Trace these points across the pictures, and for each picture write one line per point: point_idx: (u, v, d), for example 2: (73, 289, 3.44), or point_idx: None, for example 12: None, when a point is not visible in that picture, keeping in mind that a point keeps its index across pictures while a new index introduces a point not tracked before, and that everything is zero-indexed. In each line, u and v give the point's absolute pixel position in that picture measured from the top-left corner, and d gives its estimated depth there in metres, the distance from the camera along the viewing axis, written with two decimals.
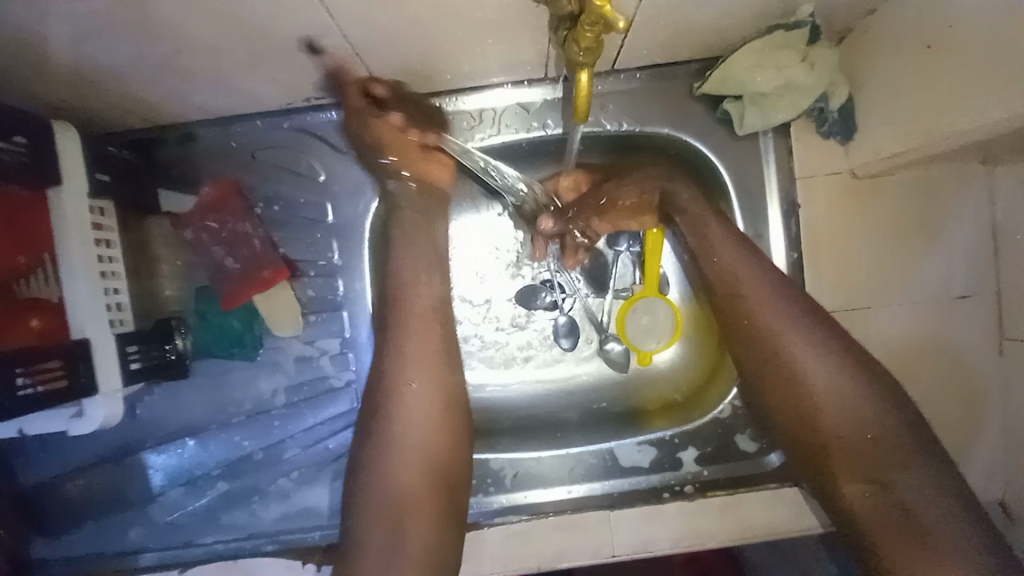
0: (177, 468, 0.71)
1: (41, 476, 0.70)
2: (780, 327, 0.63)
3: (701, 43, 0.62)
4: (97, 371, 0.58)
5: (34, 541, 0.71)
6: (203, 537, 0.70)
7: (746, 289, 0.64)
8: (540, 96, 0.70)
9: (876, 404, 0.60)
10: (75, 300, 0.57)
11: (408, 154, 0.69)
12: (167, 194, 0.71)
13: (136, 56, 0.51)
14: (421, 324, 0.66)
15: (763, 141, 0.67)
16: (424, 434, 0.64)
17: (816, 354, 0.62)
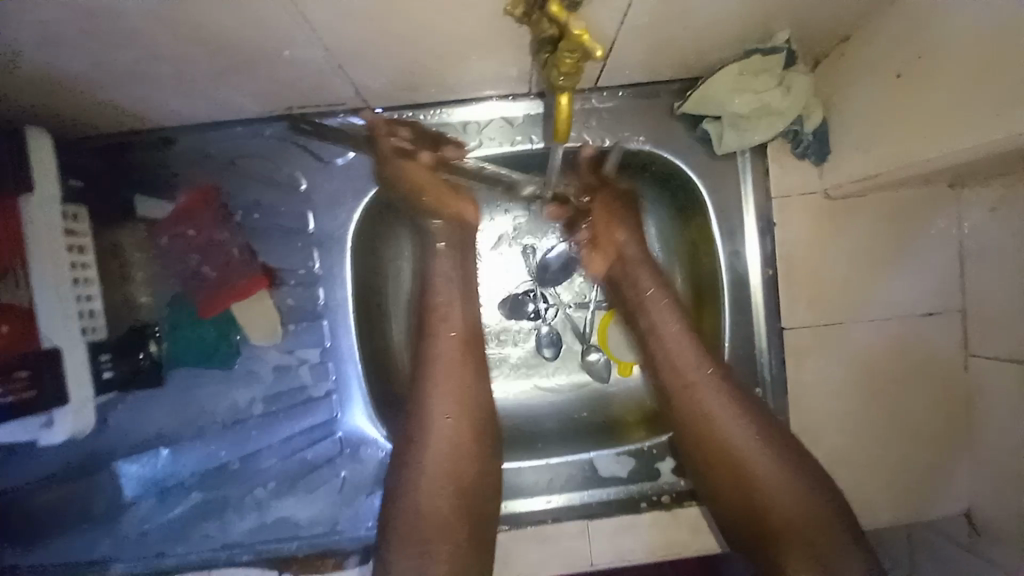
0: (152, 477, 0.70)
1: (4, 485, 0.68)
2: (704, 388, 0.66)
3: (683, 64, 0.62)
4: (68, 382, 0.58)
5: None
6: (175, 548, 0.69)
7: (671, 350, 0.69)
8: (524, 111, 0.70)
9: (794, 465, 0.64)
10: (45, 310, 0.56)
11: (438, 195, 0.70)
12: (144, 201, 0.69)
13: (107, 63, 0.50)
14: (451, 354, 0.67)
15: (740, 160, 0.69)
16: (450, 455, 0.64)
17: (741, 416, 0.65)
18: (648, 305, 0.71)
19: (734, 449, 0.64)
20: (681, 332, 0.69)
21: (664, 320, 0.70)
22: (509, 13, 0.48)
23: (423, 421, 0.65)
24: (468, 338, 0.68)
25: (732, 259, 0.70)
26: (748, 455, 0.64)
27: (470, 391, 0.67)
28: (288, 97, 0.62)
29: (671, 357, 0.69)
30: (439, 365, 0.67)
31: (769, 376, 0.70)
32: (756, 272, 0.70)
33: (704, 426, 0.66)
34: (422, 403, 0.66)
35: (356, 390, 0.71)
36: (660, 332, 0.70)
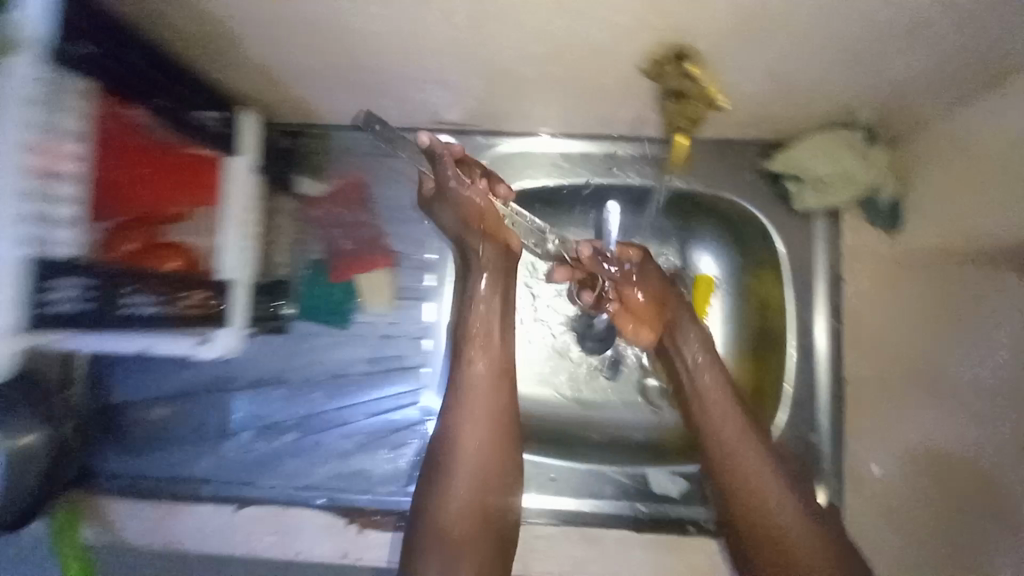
0: (259, 411, 0.81)
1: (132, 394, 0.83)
2: (738, 454, 0.68)
3: (774, 129, 0.71)
4: (229, 309, 0.71)
5: (105, 456, 0.81)
6: (264, 479, 0.79)
7: (711, 412, 0.72)
8: (628, 149, 0.77)
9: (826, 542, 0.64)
10: (229, 251, 0.69)
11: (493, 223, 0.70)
12: (299, 178, 0.83)
13: (320, 68, 0.64)
14: (483, 382, 0.72)
15: (815, 220, 0.75)
16: (479, 477, 0.69)
17: (776, 489, 0.67)
18: (698, 368, 0.74)
19: (781, 516, 0.66)
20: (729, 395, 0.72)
21: (713, 383, 0.72)
22: (642, 68, 0.58)
23: (450, 440, 0.70)
24: (502, 368, 0.73)
25: (801, 304, 0.75)
26: (775, 530, 0.65)
27: (495, 420, 0.71)
28: (430, 114, 0.74)
29: (721, 420, 0.71)
30: (468, 393, 0.71)
31: (824, 419, 0.74)
32: (821, 321, 0.75)
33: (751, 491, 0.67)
34: (449, 424, 0.70)
35: (441, 366, 0.80)
36: (710, 394, 0.72)
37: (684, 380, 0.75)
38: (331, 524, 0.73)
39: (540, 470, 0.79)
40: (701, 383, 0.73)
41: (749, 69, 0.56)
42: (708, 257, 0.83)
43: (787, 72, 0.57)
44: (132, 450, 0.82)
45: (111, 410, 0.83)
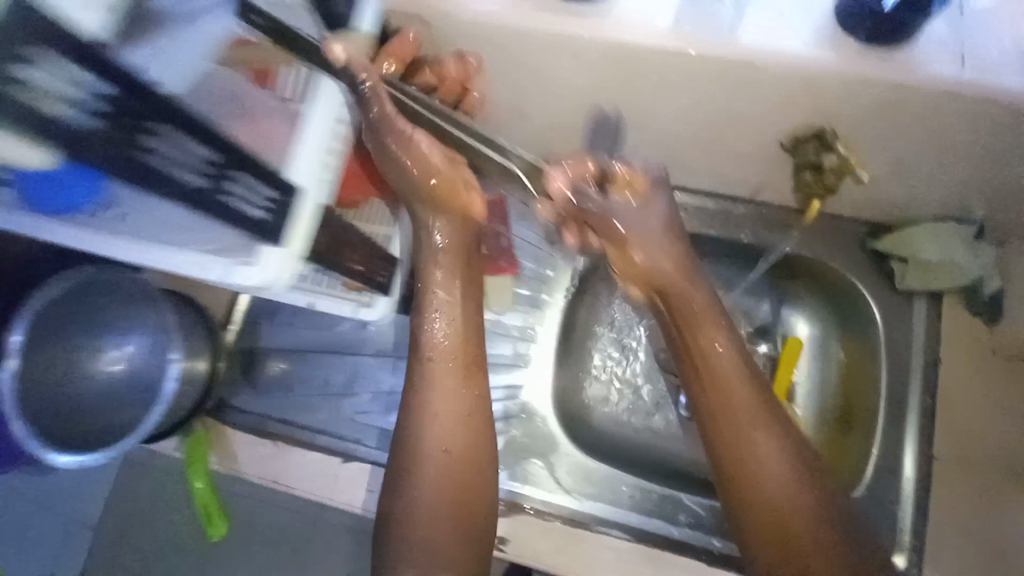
0: (377, 378, 0.92)
1: (270, 343, 0.95)
2: (760, 483, 0.65)
3: (883, 211, 0.78)
4: (390, 285, 0.83)
5: (243, 393, 0.93)
6: (369, 441, 0.89)
7: (742, 438, 0.66)
8: (746, 209, 0.84)
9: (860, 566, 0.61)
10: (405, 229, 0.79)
11: (454, 187, 0.65)
12: None
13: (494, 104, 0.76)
14: (444, 376, 0.71)
15: (918, 300, 0.79)
16: (450, 473, 0.69)
17: (817, 515, 0.63)
18: (716, 353, 0.70)
19: (794, 503, 0.63)
20: (752, 379, 0.69)
21: (730, 365, 0.69)
22: (784, 144, 0.66)
23: (421, 427, 0.70)
24: (465, 359, 0.72)
25: (895, 378, 0.77)
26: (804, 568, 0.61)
27: (462, 406, 0.71)
28: None
29: (733, 406, 0.67)
30: (435, 378, 0.71)
31: (909, 495, 0.74)
32: (915, 399, 0.76)
33: (761, 473, 0.65)
34: (416, 414, 0.70)
35: (546, 367, 0.92)
36: (725, 380, 0.68)
37: (700, 367, 0.70)
38: None
39: (617, 484, 0.84)
40: (717, 367, 0.69)
41: (879, 155, 0.64)
42: (800, 320, 0.88)
43: (915, 161, 0.65)
44: (260, 394, 0.93)
45: (249, 355, 0.94)
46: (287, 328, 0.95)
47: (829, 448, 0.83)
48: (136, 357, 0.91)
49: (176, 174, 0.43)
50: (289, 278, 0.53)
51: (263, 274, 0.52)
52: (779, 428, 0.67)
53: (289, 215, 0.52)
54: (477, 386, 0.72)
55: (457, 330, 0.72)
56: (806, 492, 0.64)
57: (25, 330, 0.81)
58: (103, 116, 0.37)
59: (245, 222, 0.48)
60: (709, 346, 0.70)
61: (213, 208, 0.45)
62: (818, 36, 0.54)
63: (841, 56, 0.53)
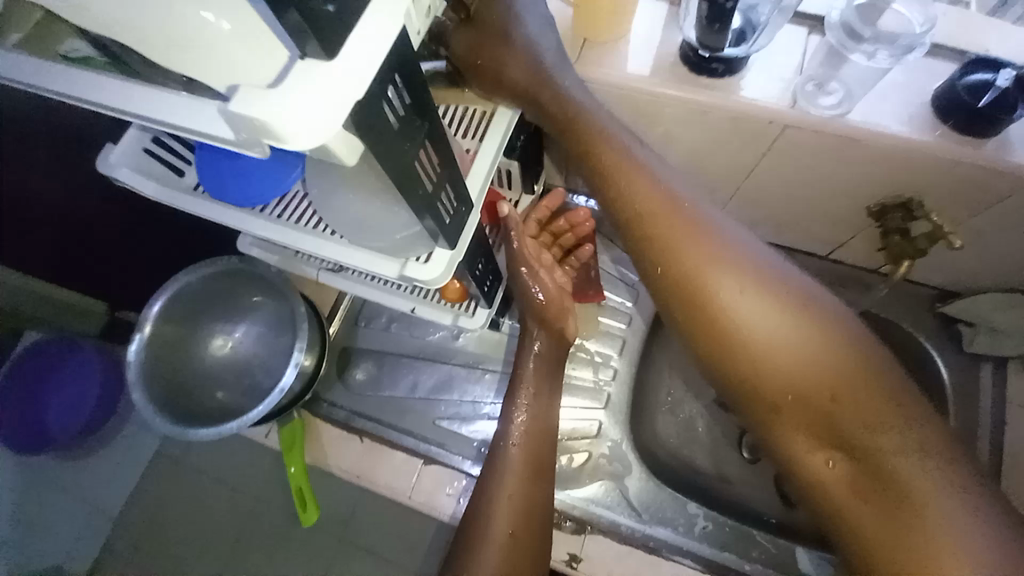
0: (463, 388, 0.98)
1: (367, 344, 1.02)
2: (748, 367, 0.60)
3: (953, 277, 0.86)
4: (494, 298, 0.91)
5: (334, 388, 0.99)
6: (452, 446, 0.94)
7: (739, 329, 0.60)
8: (821, 265, 0.92)
9: (862, 435, 0.57)
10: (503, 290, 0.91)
11: (551, 308, 0.83)
12: None
13: None
14: (518, 458, 0.79)
15: (987, 365, 0.85)
16: (511, 537, 0.74)
17: (811, 389, 0.58)
18: (733, 318, 0.60)
19: (803, 389, 0.58)
20: (783, 333, 0.59)
21: (752, 324, 0.60)
22: (870, 209, 0.76)
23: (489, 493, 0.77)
24: (540, 443, 0.80)
25: (965, 436, 0.82)
26: (794, 436, 0.60)
27: (530, 487, 0.78)
28: None
29: (756, 358, 0.60)
30: (508, 465, 0.78)
31: None
32: (985, 458, 0.80)
33: (832, 421, 0.58)
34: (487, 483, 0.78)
35: (621, 394, 0.96)
36: (753, 346, 0.60)
37: (716, 339, 0.61)
38: None
39: (691, 515, 0.87)
40: (749, 341, 0.60)
41: (959, 226, 0.73)
42: None
43: (995, 234, 0.73)
44: (353, 391, 0.99)
45: (348, 354, 1.02)
46: (382, 333, 1.03)
47: None
48: (245, 343, 0.97)
49: (422, 173, 0.50)
50: (446, 277, 0.67)
51: (434, 271, 0.66)
52: (813, 367, 0.58)
53: (462, 222, 0.63)
54: (542, 477, 0.79)
55: (535, 423, 0.81)
56: (797, 370, 0.58)
57: (163, 302, 0.89)
58: (401, 113, 0.43)
59: (439, 222, 0.58)
60: (722, 312, 0.61)
61: (434, 207, 0.55)
62: (918, 121, 0.63)
63: (938, 139, 0.62)
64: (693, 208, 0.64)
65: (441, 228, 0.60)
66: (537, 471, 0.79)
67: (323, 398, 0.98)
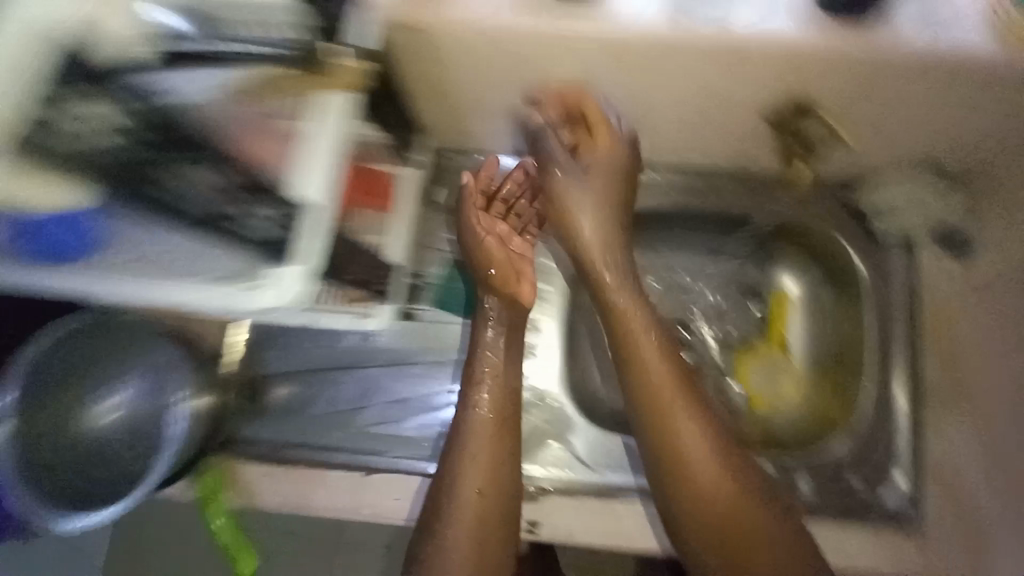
0: (389, 387, 0.93)
1: (275, 369, 0.94)
2: (690, 474, 0.70)
3: (853, 167, 0.85)
4: (391, 292, 0.84)
5: (246, 426, 0.90)
6: (390, 450, 0.89)
7: (680, 434, 0.71)
8: (727, 179, 0.89)
9: (770, 549, 0.67)
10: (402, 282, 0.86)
11: (506, 274, 0.80)
12: (432, 188, 0.93)
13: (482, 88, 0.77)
14: (478, 441, 0.76)
15: (892, 249, 0.86)
16: (478, 524, 0.73)
17: (727, 501, 0.69)
18: (680, 435, 0.71)
19: (722, 508, 0.69)
20: (709, 450, 0.71)
21: (687, 428, 0.71)
22: (767, 118, 0.75)
23: (452, 502, 0.73)
24: (503, 425, 0.78)
25: (879, 315, 0.84)
26: (717, 543, 0.69)
27: (495, 464, 0.75)
28: None
29: (690, 472, 0.70)
30: (471, 450, 0.75)
31: (903, 421, 0.80)
32: (899, 331, 0.83)
33: (744, 546, 0.68)
34: (445, 485, 0.74)
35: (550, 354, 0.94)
36: (694, 466, 0.70)
37: (664, 454, 0.71)
38: None
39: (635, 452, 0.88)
40: (685, 456, 0.70)
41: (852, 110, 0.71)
42: (786, 278, 0.95)
43: (881, 115, 0.72)
44: (271, 420, 0.91)
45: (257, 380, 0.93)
46: (291, 349, 0.95)
47: (823, 390, 0.90)
48: (137, 404, 0.85)
49: (190, 204, 0.52)
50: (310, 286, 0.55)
51: (282, 290, 0.54)
52: (732, 493, 0.69)
53: (290, 239, 0.55)
54: (511, 451, 0.77)
55: (496, 409, 0.78)
56: (723, 483, 0.69)
57: (18, 391, 0.78)
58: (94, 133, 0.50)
59: (252, 243, 0.55)
60: (674, 429, 0.71)
61: (222, 225, 0.54)
62: (803, 16, 0.62)
63: (820, 31, 0.61)
64: (654, 332, 0.75)
65: (257, 246, 0.55)
66: (501, 458, 0.76)
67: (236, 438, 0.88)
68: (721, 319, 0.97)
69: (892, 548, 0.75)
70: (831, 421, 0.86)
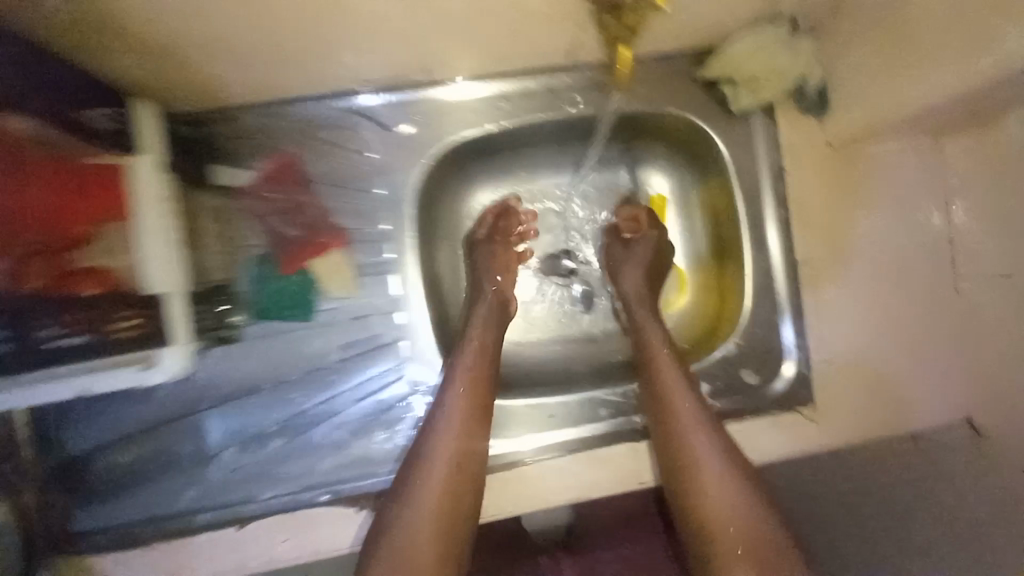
0: (238, 422, 0.76)
1: (89, 444, 0.77)
2: (688, 437, 0.70)
3: (698, 35, 0.74)
4: (167, 328, 0.65)
5: (79, 514, 0.75)
6: (261, 493, 0.75)
7: (676, 400, 0.72)
8: (565, 80, 0.77)
9: (749, 510, 0.66)
10: (176, 306, 0.66)
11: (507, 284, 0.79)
12: (224, 169, 0.75)
13: (191, 20, 0.55)
14: (455, 407, 0.69)
15: (754, 118, 0.77)
16: (447, 490, 0.66)
17: (719, 464, 0.68)
18: (671, 399, 0.72)
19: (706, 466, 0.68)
20: (700, 417, 0.71)
21: (683, 413, 0.71)
22: None
23: (418, 495, 0.65)
24: (484, 397, 0.71)
25: (749, 198, 0.78)
26: (703, 502, 0.68)
27: (472, 427, 0.69)
28: (356, 77, 0.71)
29: (681, 431, 0.71)
30: (449, 415, 0.69)
31: (786, 303, 0.77)
32: (770, 210, 0.77)
33: (721, 505, 0.67)
34: (410, 478, 0.67)
35: (422, 335, 0.77)
36: (686, 425, 0.70)
37: (663, 421, 0.72)
38: (344, 514, 0.71)
39: (537, 410, 0.79)
40: (682, 419, 0.71)
41: None
42: (656, 177, 0.88)
43: None
44: (103, 500, 0.75)
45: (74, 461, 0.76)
46: (107, 409, 0.78)
47: (708, 291, 0.87)
48: None
49: None
50: None
51: None
52: (719, 453, 0.69)
53: None
54: (484, 418, 0.70)
55: (473, 382, 0.71)
56: (719, 449, 0.69)
57: None
58: None
59: None
60: (668, 396, 0.72)
61: None
62: None
63: None
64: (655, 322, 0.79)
65: None
66: (480, 423, 0.70)
67: (69, 534, 0.74)
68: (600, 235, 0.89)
69: (795, 429, 0.74)
70: (722, 317, 0.83)
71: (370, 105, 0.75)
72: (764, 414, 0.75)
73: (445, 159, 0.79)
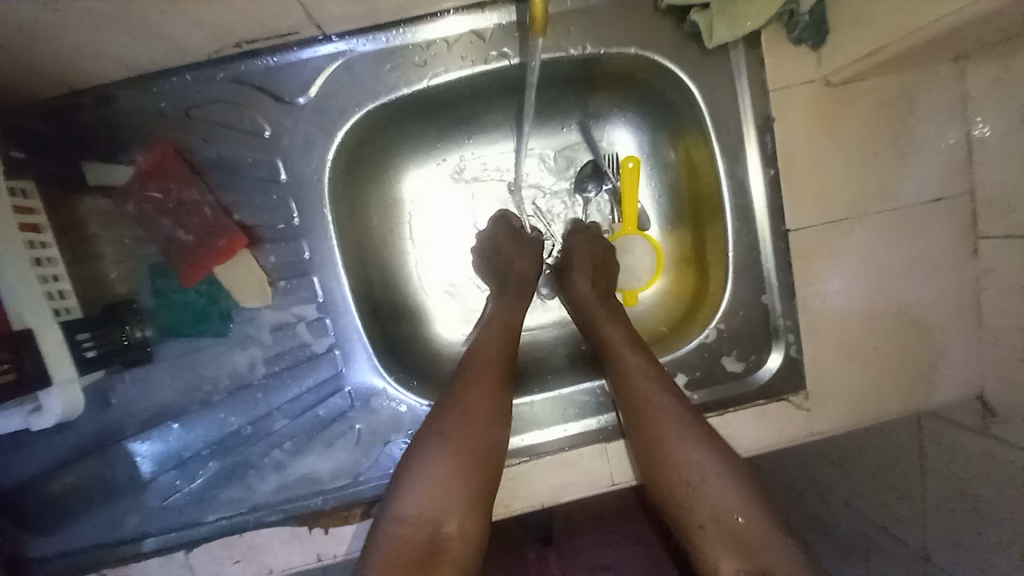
0: (164, 443, 0.67)
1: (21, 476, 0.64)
2: (660, 419, 0.60)
3: None
4: (48, 364, 0.58)
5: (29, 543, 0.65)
6: (206, 516, 0.66)
7: (636, 380, 0.63)
8: (495, 21, 0.63)
9: (731, 490, 0.56)
10: (54, 340, 0.58)
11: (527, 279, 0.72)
12: (98, 167, 0.64)
13: None
14: (477, 374, 0.63)
15: (734, 55, 0.63)
16: (462, 459, 0.58)
17: (702, 448, 0.58)
18: (638, 375, 0.63)
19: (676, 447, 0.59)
20: (670, 395, 0.61)
21: (651, 389, 0.62)
22: None
23: (418, 500, 0.56)
24: (506, 365, 0.65)
25: (730, 157, 0.65)
26: (684, 484, 0.58)
27: (499, 394, 0.63)
28: (229, 38, 0.57)
29: (648, 410, 0.61)
30: (468, 381, 0.63)
31: (773, 279, 0.65)
32: (754, 171, 0.64)
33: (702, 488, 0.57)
34: (410, 472, 0.58)
35: (360, 343, 0.69)
36: (654, 403, 0.61)
37: (630, 403, 0.63)
38: (296, 533, 0.65)
39: None
40: (650, 396, 0.61)
41: None
42: (617, 130, 0.77)
43: None
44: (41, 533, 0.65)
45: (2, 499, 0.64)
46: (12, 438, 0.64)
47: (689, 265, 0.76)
48: None
49: None
50: None
51: None
52: (693, 431, 0.59)
53: None
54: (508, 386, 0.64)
55: (499, 346, 0.66)
56: (698, 429, 0.60)
57: None
58: None
59: None
60: (628, 374, 0.63)
61: None
62: None
63: None
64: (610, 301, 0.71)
65: None
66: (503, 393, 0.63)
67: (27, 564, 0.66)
68: (561, 208, 0.79)
69: (783, 419, 0.65)
70: (703, 295, 0.72)
71: (258, 69, 0.62)
72: (749, 406, 0.66)
73: (347, 145, 0.67)
